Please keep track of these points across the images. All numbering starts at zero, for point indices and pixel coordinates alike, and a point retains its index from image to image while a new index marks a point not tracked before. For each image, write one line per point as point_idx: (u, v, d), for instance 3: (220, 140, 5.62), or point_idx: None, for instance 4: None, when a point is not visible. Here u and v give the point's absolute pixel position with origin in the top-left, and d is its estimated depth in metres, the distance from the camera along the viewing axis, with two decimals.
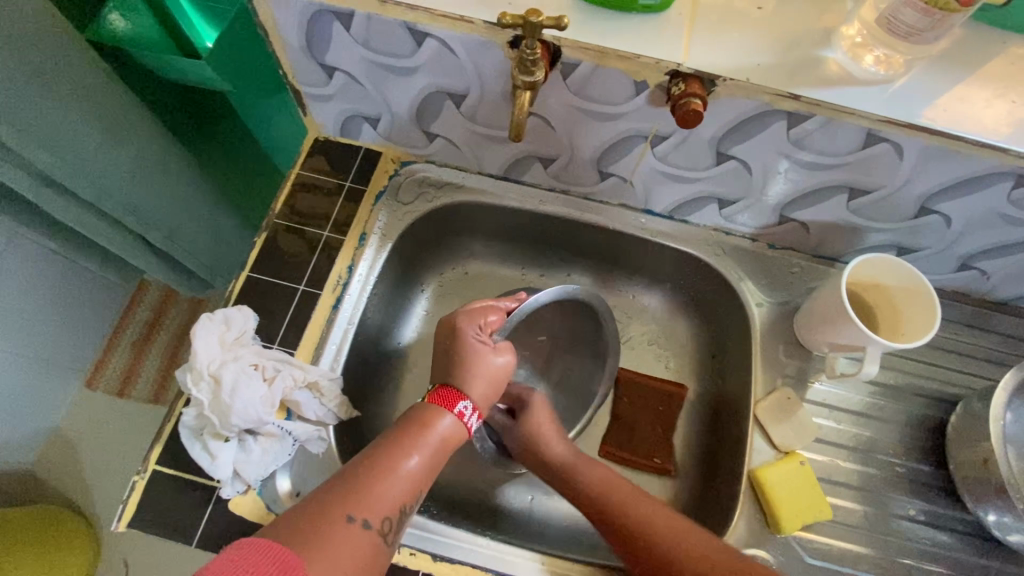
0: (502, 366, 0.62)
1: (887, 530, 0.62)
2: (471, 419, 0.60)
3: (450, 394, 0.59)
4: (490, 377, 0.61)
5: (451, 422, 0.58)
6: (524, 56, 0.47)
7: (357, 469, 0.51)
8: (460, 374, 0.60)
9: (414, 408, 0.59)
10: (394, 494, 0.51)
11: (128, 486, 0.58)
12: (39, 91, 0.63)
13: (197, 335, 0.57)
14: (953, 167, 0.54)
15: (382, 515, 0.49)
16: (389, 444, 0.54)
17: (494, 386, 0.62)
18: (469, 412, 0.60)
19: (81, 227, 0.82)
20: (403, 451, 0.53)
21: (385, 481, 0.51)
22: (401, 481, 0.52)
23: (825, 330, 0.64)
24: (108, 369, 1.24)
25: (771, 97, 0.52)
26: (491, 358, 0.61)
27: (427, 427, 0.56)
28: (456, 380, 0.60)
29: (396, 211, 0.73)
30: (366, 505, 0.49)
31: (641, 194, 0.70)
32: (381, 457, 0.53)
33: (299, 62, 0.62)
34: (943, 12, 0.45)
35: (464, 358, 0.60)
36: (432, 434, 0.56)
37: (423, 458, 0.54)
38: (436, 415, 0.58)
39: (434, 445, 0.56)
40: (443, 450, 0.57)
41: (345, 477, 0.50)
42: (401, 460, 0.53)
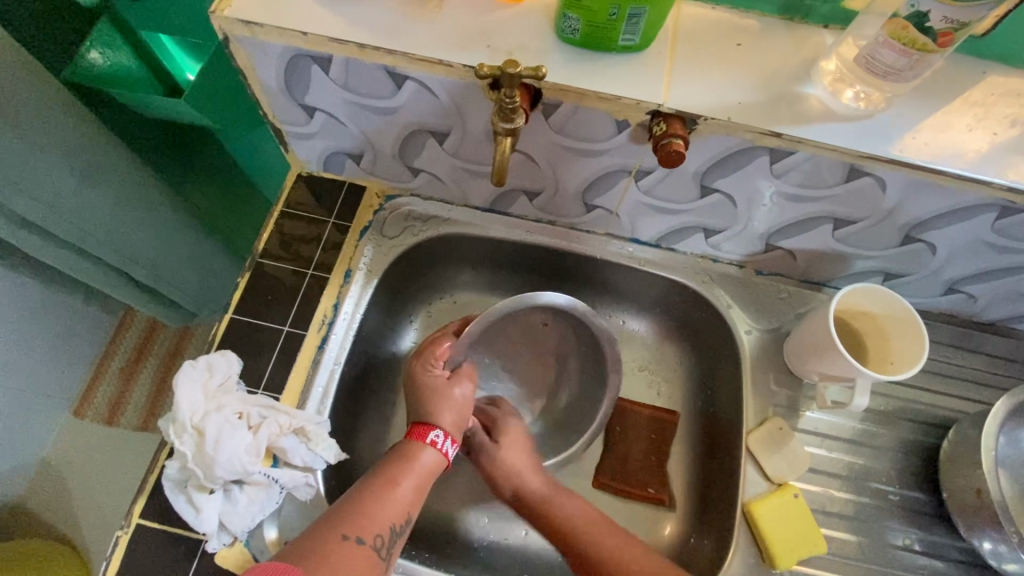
0: (466, 396, 0.64)
1: (882, 560, 0.61)
2: (446, 446, 0.61)
3: (422, 427, 0.61)
4: (458, 407, 0.63)
5: (430, 453, 0.60)
6: (503, 103, 0.46)
7: (352, 494, 0.54)
8: (431, 406, 0.62)
9: (400, 440, 0.61)
10: (386, 515, 0.53)
11: (112, 541, 0.57)
12: (13, 137, 0.62)
13: (180, 382, 0.56)
14: (936, 199, 0.54)
15: (374, 532, 0.51)
16: (379, 471, 0.56)
17: (461, 416, 0.63)
18: (442, 440, 0.61)
19: (62, 266, 0.80)
20: (392, 478, 0.56)
21: (376, 504, 0.53)
22: (393, 503, 0.54)
23: (815, 360, 0.63)
24: (96, 400, 1.22)
25: (753, 135, 0.52)
26: (456, 390, 0.64)
27: (410, 455, 0.59)
28: (428, 413, 0.62)
29: (382, 245, 0.72)
30: (361, 525, 0.51)
31: (627, 224, 0.70)
32: (374, 481, 0.55)
33: (278, 103, 0.62)
34: (921, 53, 0.45)
35: (432, 392, 0.63)
36: (418, 461, 0.58)
37: (410, 483, 0.57)
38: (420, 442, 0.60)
39: (418, 473, 0.58)
40: (425, 478, 0.58)
41: (343, 502, 0.53)
42: (390, 486, 0.55)
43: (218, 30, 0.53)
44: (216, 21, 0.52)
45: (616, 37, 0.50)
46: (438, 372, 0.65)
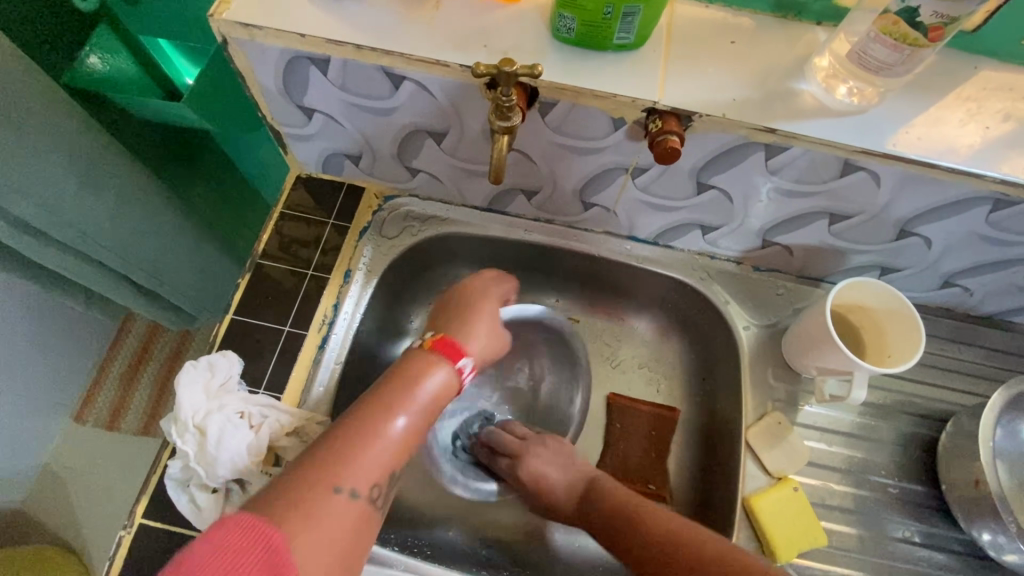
0: (494, 337, 0.64)
1: (883, 552, 0.62)
2: (464, 377, 0.59)
3: (446, 348, 0.59)
4: (482, 343, 0.63)
5: (446, 377, 0.57)
6: (500, 102, 0.47)
7: (344, 429, 0.50)
8: (459, 330, 0.62)
9: (404, 361, 0.58)
10: (381, 459, 0.50)
11: (115, 541, 0.57)
12: (16, 142, 0.63)
13: (181, 384, 0.56)
14: (931, 192, 0.55)
15: (370, 483, 0.48)
16: (375, 404, 0.52)
17: (485, 354, 0.63)
18: (468, 369, 0.59)
19: (63, 269, 0.81)
20: (389, 414, 0.52)
21: (373, 444, 0.50)
22: (388, 444, 0.51)
23: (812, 354, 0.64)
24: (97, 403, 1.23)
25: (748, 131, 0.52)
26: (486, 324, 0.64)
27: (415, 383, 0.55)
28: (456, 339, 0.61)
29: (381, 246, 0.73)
30: (353, 474, 0.47)
31: (625, 222, 0.71)
32: (369, 415, 0.51)
33: (277, 105, 0.62)
34: (912, 48, 0.46)
35: (468, 315, 0.64)
36: (421, 392, 0.55)
37: (411, 418, 0.53)
38: (429, 368, 0.57)
39: (428, 403, 0.55)
40: (435, 405, 0.56)
41: (333, 439, 0.49)
42: (391, 424, 0.51)
43: (217, 33, 0.54)
44: (214, 24, 0.52)
45: (610, 36, 0.51)
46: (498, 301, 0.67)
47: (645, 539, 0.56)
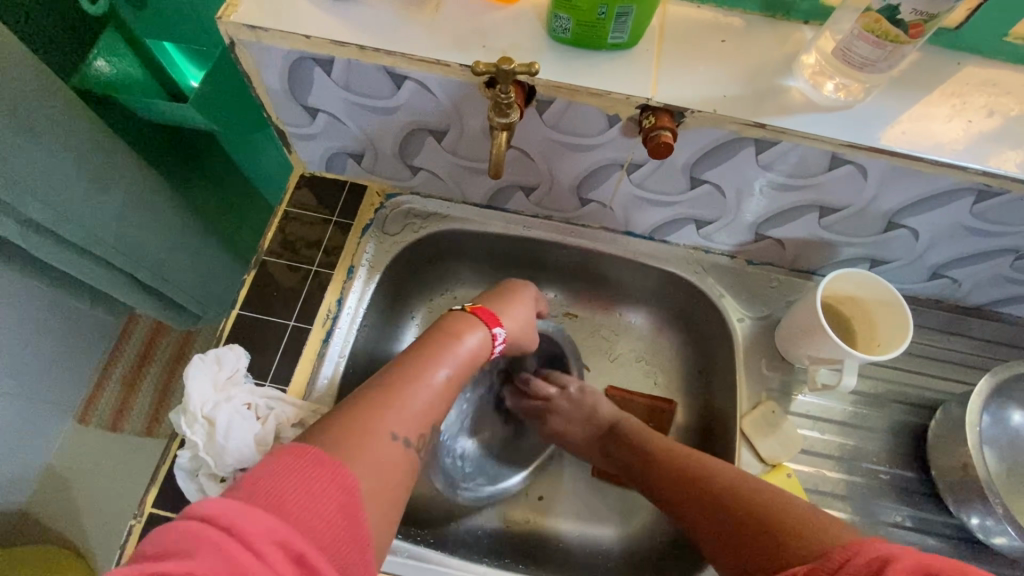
0: (529, 320, 0.67)
1: (875, 536, 0.63)
2: (496, 344, 0.63)
3: (489, 317, 0.62)
4: (519, 323, 0.66)
5: (482, 339, 0.61)
6: (499, 99, 0.49)
7: (392, 375, 0.53)
8: (497, 303, 0.65)
9: (449, 320, 0.61)
10: (426, 409, 0.52)
11: (125, 530, 0.59)
12: (27, 142, 0.65)
13: (190, 377, 0.58)
14: (917, 184, 0.56)
15: (416, 430, 0.50)
16: (421, 356, 0.55)
17: (522, 330, 0.66)
18: (500, 339, 0.63)
19: (71, 269, 0.82)
20: (433, 365, 0.54)
21: (419, 396, 0.52)
22: (432, 392, 0.53)
23: (804, 343, 0.66)
24: (101, 404, 1.24)
25: (738, 126, 0.54)
26: (524, 307, 0.67)
27: (459, 340, 0.58)
28: (496, 309, 0.64)
29: (383, 242, 0.75)
30: (403, 417, 0.49)
31: (621, 217, 0.72)
32: (415, 365, 0.54)
33: (281, 105, 0.64)
34: (894, 44, 0.48)
35: (508, 291, 0.68)
36: (461, 350, 0.58)
37: (453, 370, 0.56)
38: (470, 328, 0.60)
39: (465, 360, 0.57)
40: (472, 363, 0.58)
41: (384, 383, 0.52)
42: (433, 375, 0.54)
43: (224, 35, 0.56)
44: (223, 26, 0.54)
45: (605, 36, 0.52)
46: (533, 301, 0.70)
47: (693, 516, 0.58)
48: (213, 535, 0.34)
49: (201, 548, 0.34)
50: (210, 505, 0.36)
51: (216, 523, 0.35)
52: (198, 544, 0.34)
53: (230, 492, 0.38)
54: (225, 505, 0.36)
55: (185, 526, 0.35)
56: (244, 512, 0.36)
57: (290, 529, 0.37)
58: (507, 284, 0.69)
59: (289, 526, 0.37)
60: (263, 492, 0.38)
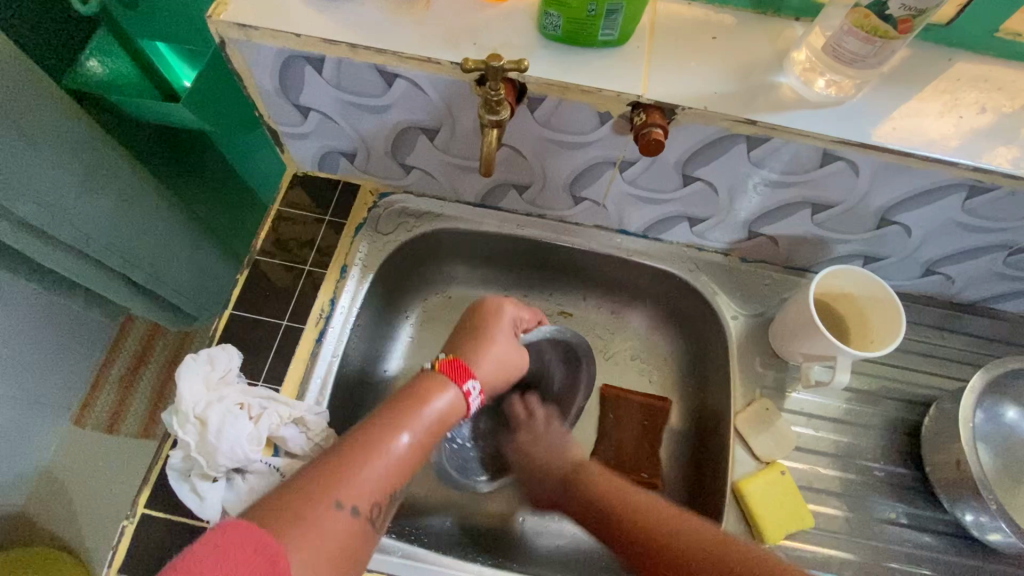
0: (510, 354, 0.62)
1: (870, 534, 0.63)
2: (473, 400, 0.58)
3: (460, 370, 0.58)
4: (498, 362, 0.62)
5: (455, 397, 0.56)
6: (489, 97, 0.49)
7: (348, 442, 0.49)
8: (470, 351, 0.61)
9: (417, 380, 0.57)
10: (382, 478, 0.48)
11: (118, 531, 0.58)
12: (22, 144, 0.65)
13: (182, 376, 0.57)
14: (908, 180, 0.56)
15: (369, 501, 0.47)
16: (383, 419, 0.51)
17: (501, 370, 0.62)
18: (475, 392, 0.58)
19: (64, 270, 0.82)
20: (393, 429, 0.51)
21: (376, 463, 0.48)
22: (391, 461, 0.49)
23: (798, 340, 0.66)
24: (97, 406, 1.24)
25: (729, 123, 0.54)
26: (503, 342, 0.62)
27: (425, 404, 0.54)
28: (468, 360, 0.60)
29: (376, 241, 0.74)
30: (354, 489, 0.46)
31: (614, 215, 0.72)
32: (373, 430, 0.50)
33: (273, 104, 0.64)
34: (883, 40, 0.48)
35: (486, 326, 0.63)
36: (428, 410, 0.54)
37: (415, 436, 0.52)
38: (437, 389, 0.56)
39: (432, 421, 0.53)
40: (440, 427, 0.54)
41: (338, 449, 0.48)
42: (392, 440, 0.50)
43: (214, 34, 0.56)
44: (213, 25, 0.54)
45: (596, 33, 0.52)
46: (514, 324, 0.64)
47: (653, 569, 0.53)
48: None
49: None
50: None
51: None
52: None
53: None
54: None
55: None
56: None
57: None
58: (485, 312, 0.64)
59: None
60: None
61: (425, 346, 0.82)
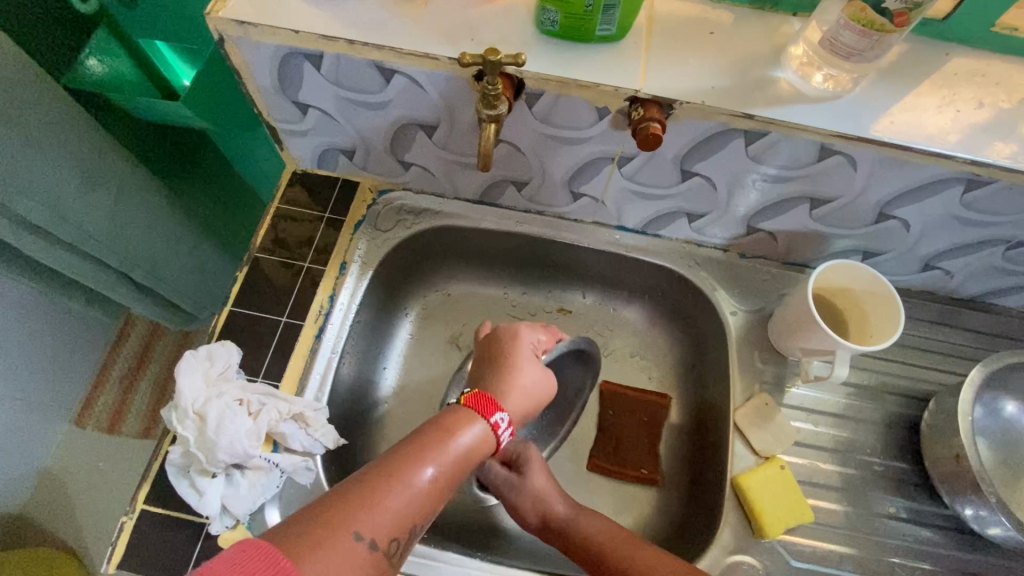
0: (538, 382, 0.62)
1: (870, 528, 0.63)
2: (503, 432, 0.57)
3: (487, 402, 0.57)
4: (528, 392, 0.62)
5: (482, 429, 0.55)
6: (486, 92, 0.49)
7: (372, 471, 0.48)
8: (496, 384, 0.61)
9: (444, 413, 0.56)
10: (404, 512, 0.47)
11: (117, 527, 0.59)
12: (19, 140, 0.65)
13: (182, 372, 0.57)
14: (905, 174, 0.56)
15: (388, 535, 0.45)
16: (408, 450, 0.51)
17: (531, 399, 0.62)
18: (504, 425, 0.57)
19: (64, 269, 0.82)
20: (418, 461, 0.50)
21: (399, 494, 0.47)
22: (413, 494, 0.48)
23: (796, 336, 0.66)
24: (98, 406, 1.24)
25: (727, 118, 0.54)
26: (530, 372, 0.62)
27: (451, 436, 0.53)
28: (496, 394, 0.60)
29: (375, 239, 0.75)
30: (374, 520, 0.44)
31: (613, 212, 0.72)
32: (397, 461, 0.49)
33: (272, 101, 0.64)
34: (879, 33, 0.48)
35: (512, 359, 0.63)
36: (455, 443, 0.53)
37: (440, 469, 0.50)
38: (465, 421, 0.55)
39: (458, 453, 0.53)
40: (467, 460, 0.53)
41: (362, 479, 0.47)
42: (417, 472, 0.49)
43: (213, 31, 0.56)
44: (212, 22, 0.54)
45: (593, 28, 0.52)
46: (532, 351, 0.65)
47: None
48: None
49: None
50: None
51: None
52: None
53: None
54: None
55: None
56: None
57: None
58: (508, 346, 0.64)
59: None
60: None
61: (424, 343, 0.82)
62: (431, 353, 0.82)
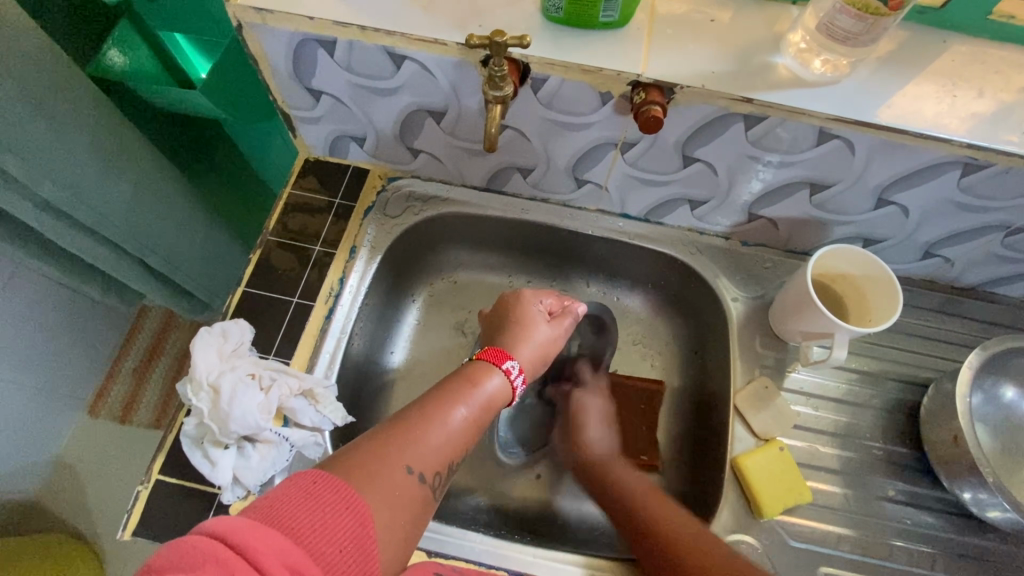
0: (548, 338, 0.65)
1: (869, 510, 0.64)
2: (516, 379, 0.60)
3: (498, 353, 0.60)
4: (538, 346, 0.64)
5: (499, 381, 0.59)
6: (493, 73, 0.52)
7: (409, 414, 0.52)
8: (510, 341, 0.64)
9: (463, 366, 0.60)
10: (444, 450, 0.51)
11: (133, 496, 0.60)
12: (41, 126, 0.67)
13: (196, 346, 0.60)
14: (902, 159, 0.57)
15: (434, 470, 0.49)
16: (437, 396, 0.54)
17: (543, 353, 0.65)
18: (516, 372, 0.60)
19: (83, 253, 0.84)
20: (450, 402, 0.53)
21: (437, 433, 0.51)
22: (450, 432, 0.52)
23: (796, 319, 0.67)
24: (111, 397, 1.26)
25: (726, 101, 0.55)
26: (541, 328, 0.65)
27: (477, 384, 0.57)
28: (506, 346, 0.63)
29: (384, 224, 0.77)
30: (420, 454, 0.49)
31: (616, 199, 0.74)
32: (430, 404, 0.53)
33: (287, 88, 0.66)
34: (875, 17, 0.49)
35: (524, 319, 0.65)
36: (479, 390, 0.56)
37: (470, 411, 0.54)
38: (484, 371, 0.58)
39: (482, 397, 0.56)
40: (490, 408, 0.57)
41: (398, 420, 0.51)
42: (449, 411, 0.53)
43: (232, 18, 0.58)
44: (230, 9, 0.56)
45: (596, 15, 0.54)
46: (541, 312, 0.67)
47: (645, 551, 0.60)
48: (223, 553, 0.32)
49: (205, 563, 0.31)
50: (223, 520, 0.34)
51: (226, 541, 0.33)
52: (206, 562, 0.31)
53: (248, 512, 0.37)
54: (240, 523, 0.34)
55: (192, 540, 0.33)
56: (258, 533, 0.34)
57: (304, 557, 0.35)
58: (514, 308, 0.67)
59: (303, 553, 0.35)
60: (279, 516, 0.37)
61: (429, 329, 0.84)
62: (437, 338, 0.84)
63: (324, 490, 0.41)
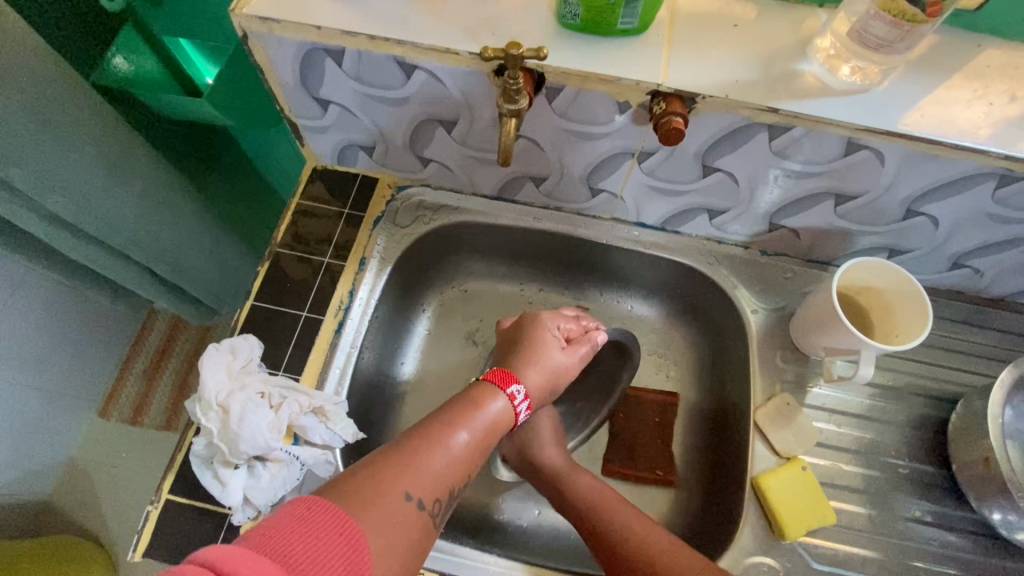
0: (560, 364, 0.64)
1: (894, 532, 0.62)
2: (521, 404, 0.59)
3: (504, 375, 0.60)
4: (548, 370, 0.63)
5: (504, 404, 0.57)
6: (508, 86, 0.50)
7: (410, 438, 0.50)
8: (519, 362, 0.63)
9: (466, 388, 0.59)
10: (444, 475, 0.49)
11: (142, 516, 0.60)
12: (47, 138, 0.66)
13: (205, 365, 0.58)
14: (934, 169, 0.55)
15: (433, 497, 0.47)
16: (440, 419, 0.53)
17: (551, 379, 0.63)
18: (521, 397, 0.59)
19: (90, 263, 0.83)
20: (453, 426, 0.52)
21: (438, 458, 0.50)
22: (451, 457, 0.50)
23: (820, 335, 0.64)
24: (121, 399, 1.26)
25: (750, 112, 0.53)
26: (555, 352, 0.64)
27: (481, 407, 0.56)
28: (513, 368, 0.62)
29: (394, 235, 0.75)
30: (418, 480, 0.47)
31: (632, 209, 0.72)
32: (432, 428, 0.52)
33: (294, 98, 0.65)
34: (911, 24, 0.46)
35: (535, 342, 0.64)
36: (482, 414, 0.55)
37: (473, 436, 0.53)
38: (489, 393, 0.57)
39: (487, 420, 0.55)
40: (494, 430, 0.55)
41: (399, 443, 0.50)
42: (451, 435, 0.51)
43: (237, 28, 0.56)
44: (235, 18, 0.55)
45: (614, 21, 0.52)
46: (557, 337, 0.66)
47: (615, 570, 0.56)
48: None
49: None
50: (211, 549, 0.33)
51: (217, 569, 0.32)
52: None
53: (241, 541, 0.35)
54: (231, 551, 0.33)
55: (182, 567, 0.31)
56: (250, 561, 0.33)
57: None
58: (528, 330, 0.66)
59: None
60: (272, 544, 0.36)
61: (440, 339, 0.83)
62: (449, 348, 0.82)
63: (320, 516, 0.40)
